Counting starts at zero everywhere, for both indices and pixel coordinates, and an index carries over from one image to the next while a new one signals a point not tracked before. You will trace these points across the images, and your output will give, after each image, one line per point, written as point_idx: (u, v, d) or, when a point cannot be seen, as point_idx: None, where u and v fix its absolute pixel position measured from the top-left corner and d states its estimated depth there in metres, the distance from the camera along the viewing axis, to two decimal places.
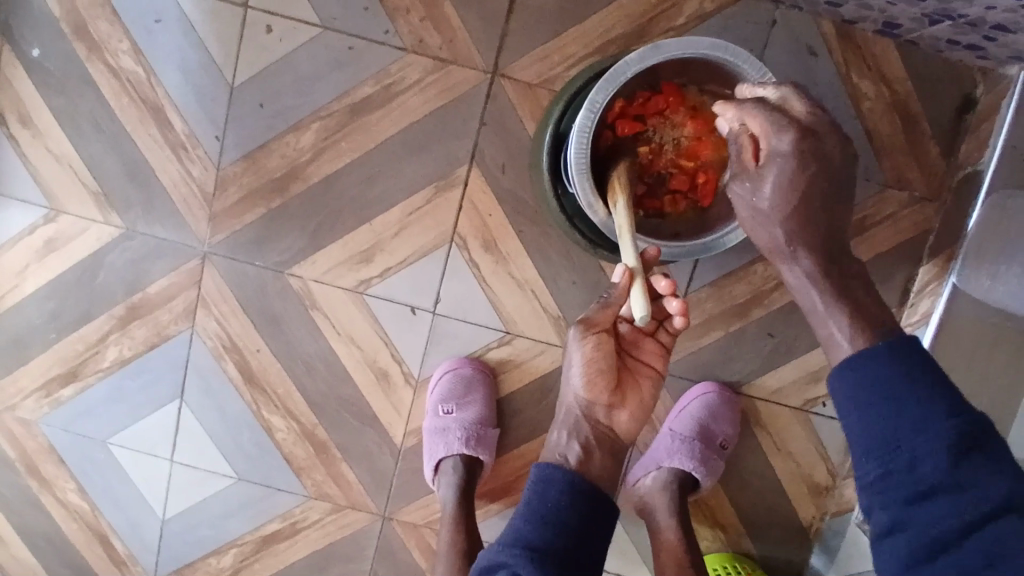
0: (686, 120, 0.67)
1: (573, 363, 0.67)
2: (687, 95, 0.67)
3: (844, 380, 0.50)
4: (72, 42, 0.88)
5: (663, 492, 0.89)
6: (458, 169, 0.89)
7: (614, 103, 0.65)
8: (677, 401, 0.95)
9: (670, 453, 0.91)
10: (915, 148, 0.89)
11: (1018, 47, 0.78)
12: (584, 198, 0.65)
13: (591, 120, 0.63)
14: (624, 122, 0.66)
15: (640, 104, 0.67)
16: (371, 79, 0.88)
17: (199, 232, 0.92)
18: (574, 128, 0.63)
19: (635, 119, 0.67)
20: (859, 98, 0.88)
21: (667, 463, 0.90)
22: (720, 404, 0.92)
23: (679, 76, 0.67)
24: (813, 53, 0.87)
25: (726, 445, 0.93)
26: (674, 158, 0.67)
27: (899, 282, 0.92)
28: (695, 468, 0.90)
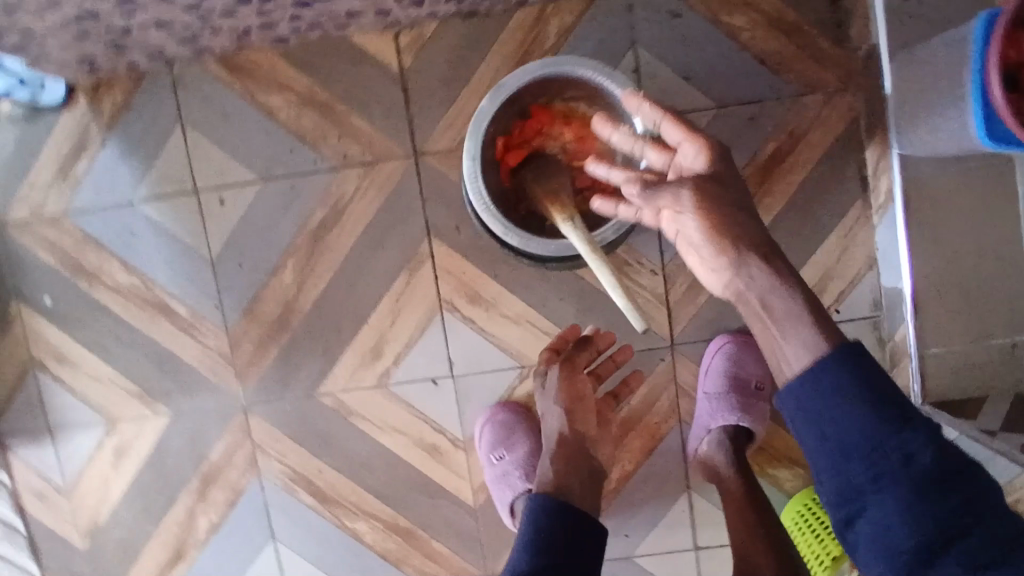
0: (563, 129, 0.74)
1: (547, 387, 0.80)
2: (555, 108, 0.75)
3: (809, 390, 0.51)
4: (73, 280, 1.01)
5: (721, 451, 0.91)
6: (420, 246, 0.97)
7: (494, 140, 0.74)
8: (701, 363, 0.98)
9: (712, 414, 0.93)
10: (811, 49, 0.93)
11: None
12: (496, 226, 0.72)
13: (477, 164, 0.72)
14: (509, 154, 0.74)
15: (518, 133, 0.74)
16: (318, 204, 0.98)
17: (232, 391, 1.02)
18: (465, 174, 0.72)
19: (519, 146, 0.75)
20: (737, 33, 0.93)
21: (714, 424, 0.93)
22: (740, 351, 0.95)
23: (541, 96, 0.74)
24: (677, 15, 0.93)
25: (762, 386, 0.96)
26: (568, 163, 0.74)
27: (853, 171, 0.95)
28: (740, 419, 0.92)
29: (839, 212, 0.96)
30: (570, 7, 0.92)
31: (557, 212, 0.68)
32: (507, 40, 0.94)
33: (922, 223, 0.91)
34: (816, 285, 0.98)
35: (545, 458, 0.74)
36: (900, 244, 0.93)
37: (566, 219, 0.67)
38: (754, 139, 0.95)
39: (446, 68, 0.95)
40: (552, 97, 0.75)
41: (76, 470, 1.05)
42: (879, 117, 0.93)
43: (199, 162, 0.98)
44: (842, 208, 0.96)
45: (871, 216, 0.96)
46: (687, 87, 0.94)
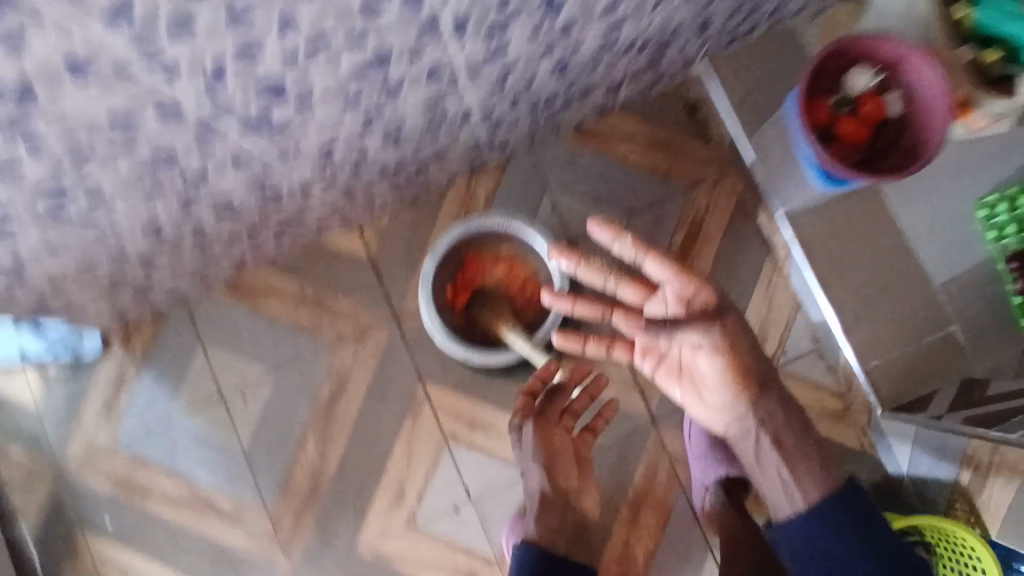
0: (496, 266, 0.92)
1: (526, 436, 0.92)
2: (486, 252, 0.92)
3: (797, 532, 0.86)
4: (128, 500, 1.14)
5: (718, 502, 1.01)
6: (417, 392, 1.13)
7: (443, 287, 0.91)
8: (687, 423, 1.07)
9: (704, 469, 1.02)
10: (687, 153, 1.13)
11: (675, 64, 1.02)
12: (458, 352, 0.89)
13: (433, 308, 0.89)
14: (458, 296, 0.91)
15: (461, 279, 0.92)
16: (325, 380, 1.14)
17: (280, 566, 1.11)
18: (422, 314, 0.88)
19: (465, 288, 0.92)
20: (624, 157, 1.13)
21: (708, 479, 1.02)
22: None
23: (472, 244, 0.92)
24: (572, 157, 1.13)
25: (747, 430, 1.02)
26: (506, 292, 0.92)
27: (755, 236, 1.13)
28: (728, 469, 1.00)
29: (756, 271, 1.12)
30: (490, 171, 1.14)
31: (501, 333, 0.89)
32: (448, 209, 1.15)
33: (825, 263, 1.07)
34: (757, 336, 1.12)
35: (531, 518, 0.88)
36: (813, 285, 1.08)
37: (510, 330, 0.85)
38: (667, 233, 1.13)
39: (404, 243, 1.15)
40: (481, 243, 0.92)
41: None
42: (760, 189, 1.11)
43: (221, 371, 1.15)
44: (756, 267, 1.13)
45: (782, 268, 1.12)
46: (599, 208, 1.14)
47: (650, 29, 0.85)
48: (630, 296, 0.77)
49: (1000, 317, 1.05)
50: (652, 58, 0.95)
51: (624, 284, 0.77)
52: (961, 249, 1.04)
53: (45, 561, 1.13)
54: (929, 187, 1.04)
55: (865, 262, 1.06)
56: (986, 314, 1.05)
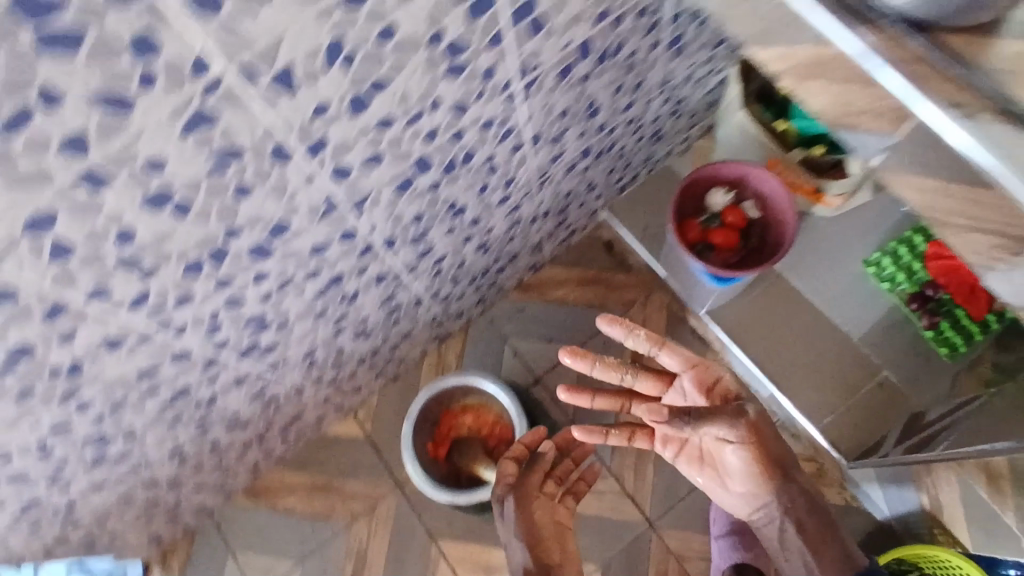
0: (467, 417, 1.10)
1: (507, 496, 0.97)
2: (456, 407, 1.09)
3: None
4: None
5: None
6: (431, 551, 1.22)
7: (425, 445, 1.06)
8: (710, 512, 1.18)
9: (722, 556, 1.12)
10: (615, 283, 1.32)
11: (580, 217, 1.25)
12: (445, 498, 1.01)
13: (417, 466, 1.02)
14: (438, 450, 1.08)
15: (441, 433, 1.09)
16: (347, 560, 1.24)
17: None
18: (408, 469, 1.01)
19: (444, 440, 1.09)
20: (564, 298, 1.32)
21: (724, 565, 1.12)
22: None
23: (443, 403, 1.08)
24: (521, 309, 1.33)
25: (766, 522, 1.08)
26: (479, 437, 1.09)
27: (692, 336, 1.29)
28: (742, 557, 1.10)
29: None
30: (455, 338, 1.32)
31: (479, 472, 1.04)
32: (426, 379, 1.32)
33: (754, 345, 1.22)
34: None
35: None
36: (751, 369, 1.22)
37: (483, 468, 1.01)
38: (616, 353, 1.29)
39: (395, 416, 1.30)
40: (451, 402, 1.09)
41: None
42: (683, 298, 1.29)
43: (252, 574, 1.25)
44: None
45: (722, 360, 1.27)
46: (554, 346, 1.30)
47: (545, 201, 1.08)
48: (645, 387, 0.94)
49: (919, 352, 1.17)
50: (557, 219, 1.18)
51: (640, 377, 0.93)
52: (864, 305, 1.21)
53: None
54: (818, 262, 1.22)
55: (788, 336, 1.22)
56: (908, 355, 1.18)
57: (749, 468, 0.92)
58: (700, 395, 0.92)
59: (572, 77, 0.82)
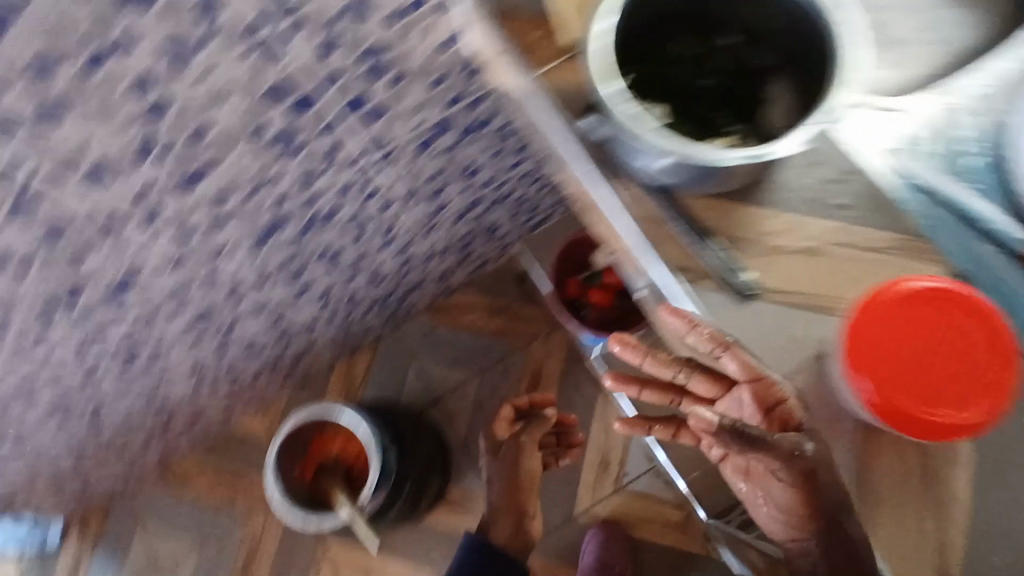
0: (336, 442, 1.07)
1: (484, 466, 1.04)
2: (325, 431, 1.06)
3: None
4: None
5: None
6: (319, 549, 1.31)
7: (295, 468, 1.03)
8: (583, 549, 1.26)
9: None
10: (523, 316, 1.37)
11: (492, 250, 1.30)
12: (297, 522, 0.97)
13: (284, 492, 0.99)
14: (306, 470, 1.04)
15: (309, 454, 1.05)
16: (241, 546, 1.33)
17: None
18: (268, 494, 0.99)
19: (313, 462, 1.05)
20: (472, 324, 1.38)
21: None
22: (609, 536, 1.23)
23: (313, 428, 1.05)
24: (431, 330, 1.38)
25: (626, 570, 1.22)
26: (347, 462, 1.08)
27: (587, 377, 1.33)
28: None
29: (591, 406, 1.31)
30: (366, 352, 1.39)
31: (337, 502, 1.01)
32: (335, 387, 1.39)
33: None
34: (601, 463, 1.29)
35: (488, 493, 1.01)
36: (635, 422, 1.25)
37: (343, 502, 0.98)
38: (513, 385, 1.35)
39: None
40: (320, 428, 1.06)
41: None
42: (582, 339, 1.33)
43: (157, 547, 1.36)
44: (592, 402, 1.31)
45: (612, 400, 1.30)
46: (456, 370, 1.37)
47: (439, 242, 1.14)
48: (700, 391, 0.58)
49: None
50: (460, 254, 1.24)
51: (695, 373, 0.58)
52: None
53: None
54: None
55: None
56: None
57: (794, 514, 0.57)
58: (758, 416, 0.54)
59: (436, 147, 0.86)
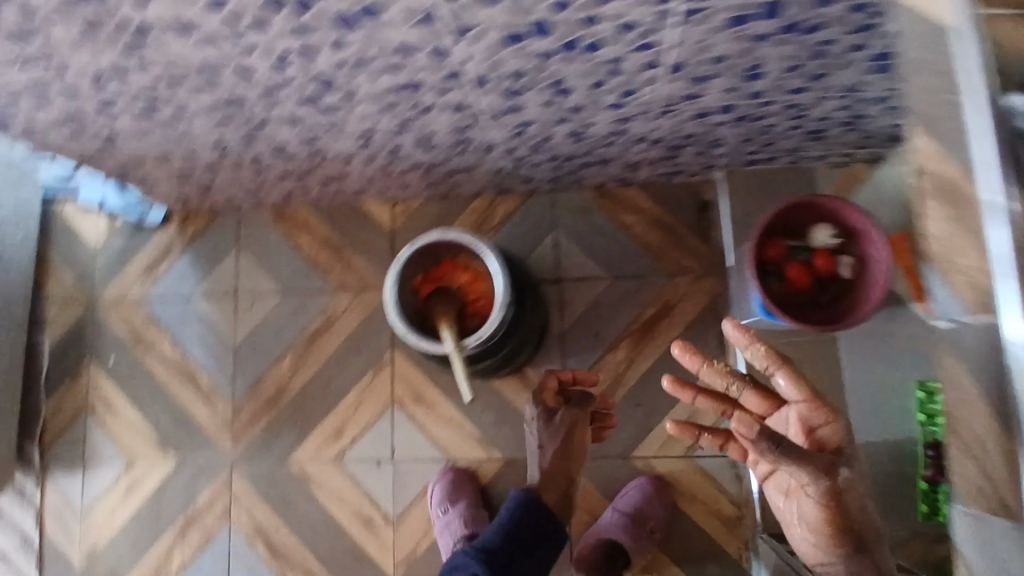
0: (462, 275, 1.00)
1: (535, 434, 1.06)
2: (458, 259, 1.01)
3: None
4: (133, 348, 1.37)
5: (597, 554, 1.14)
6: (384, 356, 1.30)
7: (415, 277, 0.99)
8: (621, 490, 1.21)
9: (608, 524, 1.16)
10: (683, 245, 1.26)
11: (696, 164, 1.17)
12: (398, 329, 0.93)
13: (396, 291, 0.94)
14: (424, 286, 0.99)
15: (433, 273, 1.00)
16: (318, 315, 1.33)
17: (225, 449, 1.31)
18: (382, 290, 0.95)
19: (433, 281, 1.00)
20: (628, 227, 1.27)
21: (603, 532, 1.16)
22: (654, 491, 1.18)
23: (451, 251, 1.00)
24: (586, 211, 1.28)
25: (655, 530, 1.16)
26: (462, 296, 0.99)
27: (715, 337, 1.23)
28: (623, 538, 1.14)
29: None
30: (513, 198, 1.30)
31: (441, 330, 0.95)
32: (467, 216, 1.32)
33: None
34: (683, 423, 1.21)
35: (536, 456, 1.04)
36: None
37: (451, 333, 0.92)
38: (638, 305, 1.25)
39: (422, 232, 1.33)
40: (457, 255, 1.01)
41: (92, 500, 1.33)
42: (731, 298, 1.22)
43: (241, 276, 1.36)
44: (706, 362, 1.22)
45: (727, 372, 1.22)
46: (590, 262, 1.27)
47: (662, 130, 1.00)
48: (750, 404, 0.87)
49: (901, 494, 1.13)
50: (668, 151, 1.10)
51: (748, 391, 0.88)
52: (889, 420, 1.15)
53: (48, 378, 1.38)
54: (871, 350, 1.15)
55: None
56: (885, 480, 1.14)
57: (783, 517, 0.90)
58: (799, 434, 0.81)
59: (749, 28, 0.71)
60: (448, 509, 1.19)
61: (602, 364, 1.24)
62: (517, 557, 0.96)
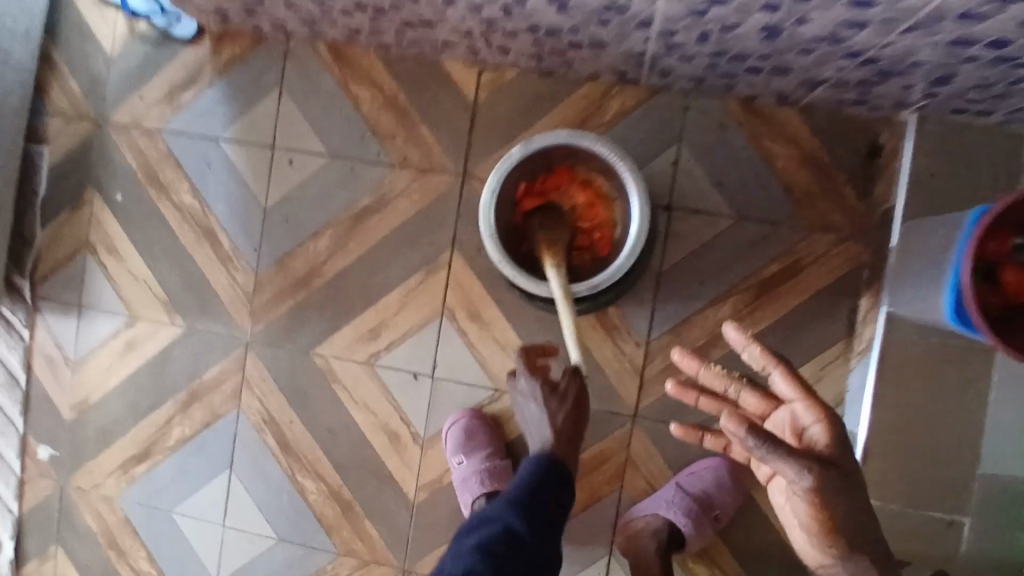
0: (578, 192, 0.77)
1: (533, 407, 0.83)
2: (577, 171, 0.76)
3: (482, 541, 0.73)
4: (146, 187, 1.15)
5: (653, 536, 1.00)
6: (441, 255, 1.09)
7: (518, 183, 0.75)
8: (688, 467, 1.05)
9: (669, 503, 1.01)
10: (833, 195, 1.01)
11: (893, 95, 0.90)
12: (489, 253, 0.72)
13: (494, 199, 0.72)
14: (526, 199, 0.76)
15: (541, 183, 0.76)
16: (369, 191, 1.10)
17: (242, 326, 1.13)
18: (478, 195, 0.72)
19: (538, 194, 0.77)
20: (772, 159, 1.01)
21: (664, 513, 1.00)
22: (727, 478, 1.02)
23: (570, 158, 0.75)
24: (725, 127, 1.02)
25: (721, 518, 1.02)
26: (573, 222, 0.77)
27: (844, 313, 1.02)
28: (685, 524, 1.00)
29: (820, 345, 1.02)
30: (635, 90, 1.03)
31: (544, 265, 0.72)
32: (572, 104, 1.05)
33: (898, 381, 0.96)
34: None
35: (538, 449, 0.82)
36: (867, 390, 0.98)
37: (557, 269, 0.70)
38: (761, 257, 1.02)
39: (511, 111, 1.06)
40: (577, 163, 0.76)
41: (87, 350, 1.17)
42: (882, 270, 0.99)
43: (282, 124, 1.11)
44: (825, 341, 1.02)
45: (849, 356, 1.02)
46: (715, 192, 1.02)
47: (892, 46, 0.73)
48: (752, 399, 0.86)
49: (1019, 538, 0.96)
50: (875, 74, 0.83)
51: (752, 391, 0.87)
52: None
53: (45, 202, 1.18)
54: None
55: (944, 403, 0.95)
56: (1005, 521, 0.96)
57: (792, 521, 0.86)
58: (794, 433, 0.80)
59: None
60: (463, 462, 1.05)
61: (700, 319, 1.04)
62: (552, 524, 0.79)
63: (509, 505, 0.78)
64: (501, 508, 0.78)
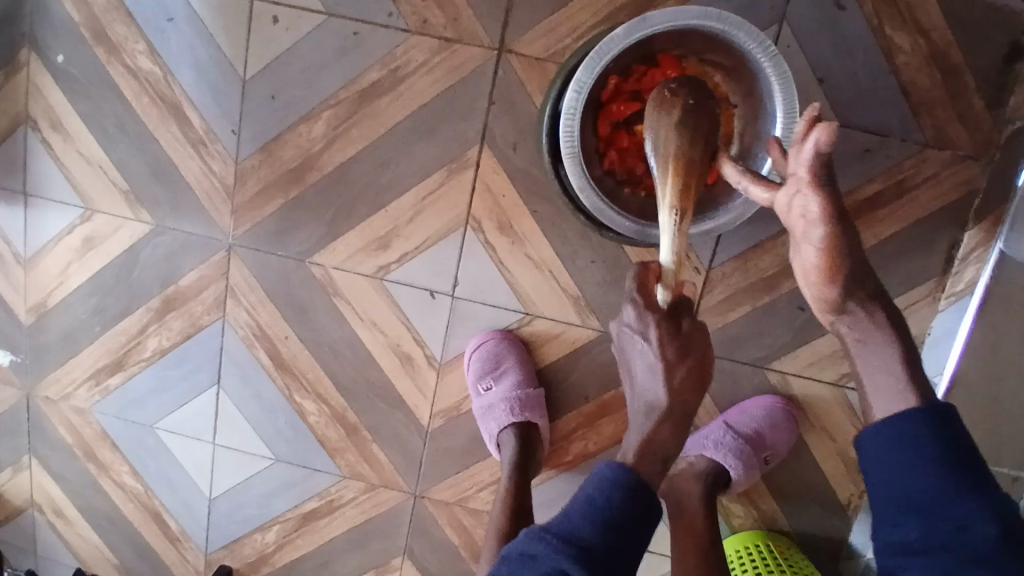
0: None
1: (647, 345, 0.63)
2: (688, 67, 0.70)
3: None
4: (92, 46, 0.90)
5: (697, 479, 0.91)
6: (468, 150, 0.89)
7: (609, 77, 0.68)
8: (739, 404, 0.94)
9: (717, 444, 0.92)
10: (957, 102, 0.81)
11: None
12: (573, 176, 0.69)
13: (580, 99, 0.66)
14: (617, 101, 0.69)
15: (636, 80, 0.70)
16: (378, 63, 0.87)
17: (223, 225, 0.95)
18: (566, 97, 0.66)
19: (631, 94, 0.70)
20: (893, 52, 0.81)
21: (711, 453, 0.92)
22: (782, 418, 0.92)
23: (677, 47, 0.69)
24: (840, 6, 0.80)
25: (769, 460, 0.94)
26: None
27: (942, 248, 0.85)
28: (734, 465, 0.91)
29: (911, 282, 0.87)
30: None
31: (666, 180, 0.62)
32: None
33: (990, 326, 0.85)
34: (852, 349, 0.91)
35: (641, 423, 0.62)
36: (958, 336, 0.87)
37: (674, 209, 0.61)
38: (859, 174, 0.84)
39: None
40: (687, 54, 0.70)
41: (40, 245, 0.98)
42: (997, 197, 0.83)
43: None
44: (916, 277, 0.86)
45: (938, 298, 0.87)
46: (815, 90, 0.82)
47: None
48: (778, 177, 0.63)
49: None
50: None
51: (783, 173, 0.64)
52: None
53: None
54: None
55: None
56: None
57: (834, 262, 0.61)
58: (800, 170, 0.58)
59: None
60: (492, 388, 0.92)
61: (773, 244, 0.89)
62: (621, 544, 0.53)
63: (572, 545, 0.52)
64: (554, 546, 0.52)
